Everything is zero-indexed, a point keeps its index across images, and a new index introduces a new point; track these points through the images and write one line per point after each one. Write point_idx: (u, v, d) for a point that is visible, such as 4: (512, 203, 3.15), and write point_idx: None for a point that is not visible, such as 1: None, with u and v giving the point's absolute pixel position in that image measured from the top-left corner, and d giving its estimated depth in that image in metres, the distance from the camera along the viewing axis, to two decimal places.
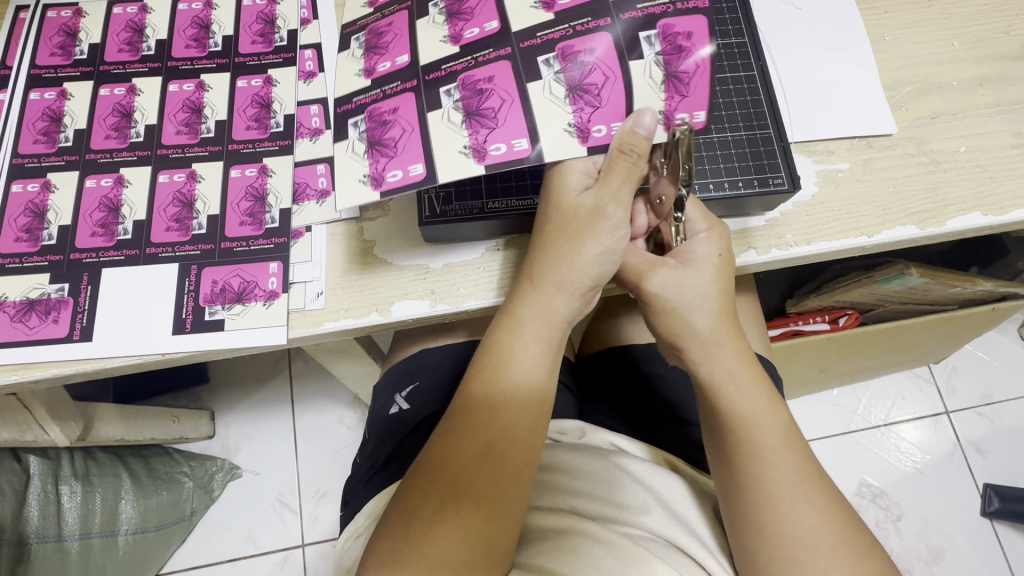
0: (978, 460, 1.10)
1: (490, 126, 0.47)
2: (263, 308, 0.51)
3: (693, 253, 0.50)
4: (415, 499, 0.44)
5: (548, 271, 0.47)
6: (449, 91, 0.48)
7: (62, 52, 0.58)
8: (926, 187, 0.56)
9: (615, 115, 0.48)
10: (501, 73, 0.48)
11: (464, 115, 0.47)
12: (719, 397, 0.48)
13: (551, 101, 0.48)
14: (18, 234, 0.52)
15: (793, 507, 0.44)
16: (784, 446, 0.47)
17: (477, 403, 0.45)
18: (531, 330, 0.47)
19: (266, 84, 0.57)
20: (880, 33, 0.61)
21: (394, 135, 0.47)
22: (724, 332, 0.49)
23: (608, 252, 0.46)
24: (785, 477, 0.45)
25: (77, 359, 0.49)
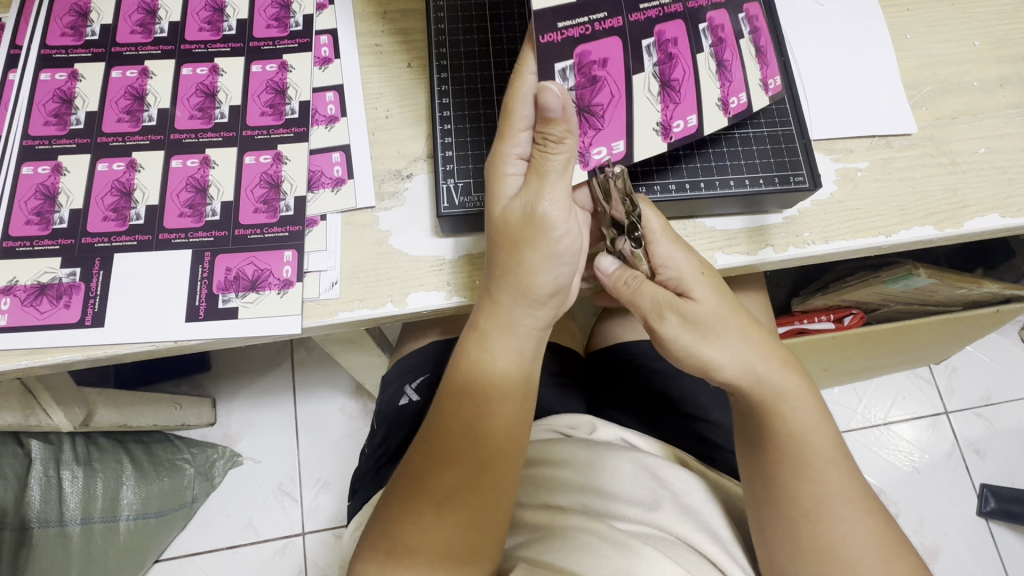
0: (976, 461, 1.11)
1: (675, 100, 0.48)
2: (278, 297, 0.50)
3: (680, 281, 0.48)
4: (394, 513, 0.44)
5: (505, 282, 0.44)
6: (650, 47, 0.46)
7: (73, 32, 0.57)
8: (945, 187, 0.55)
9: (741, 88, 0.49)
10: (682, 27, 0.47)
11: (661, 85, 0.47)
12: (767, 415, 0.48)
13: (649, 100, 0.47)
14: (29, 217, 0.52)
15: (837, 523, 0.45)
16: (830, 464, 0.46)
17: (449, 418, 0.44)
18: (499, 342, 0.45)
19: (281, 70, 0.56)
20: (902, 32, 0.60)
21: (602, 102, 0.46)
22: (760, 354, 0.48)
23: (556, 255, 0.44)
24: (834, 496, 0.45)
25: (88, 344, 0.49)
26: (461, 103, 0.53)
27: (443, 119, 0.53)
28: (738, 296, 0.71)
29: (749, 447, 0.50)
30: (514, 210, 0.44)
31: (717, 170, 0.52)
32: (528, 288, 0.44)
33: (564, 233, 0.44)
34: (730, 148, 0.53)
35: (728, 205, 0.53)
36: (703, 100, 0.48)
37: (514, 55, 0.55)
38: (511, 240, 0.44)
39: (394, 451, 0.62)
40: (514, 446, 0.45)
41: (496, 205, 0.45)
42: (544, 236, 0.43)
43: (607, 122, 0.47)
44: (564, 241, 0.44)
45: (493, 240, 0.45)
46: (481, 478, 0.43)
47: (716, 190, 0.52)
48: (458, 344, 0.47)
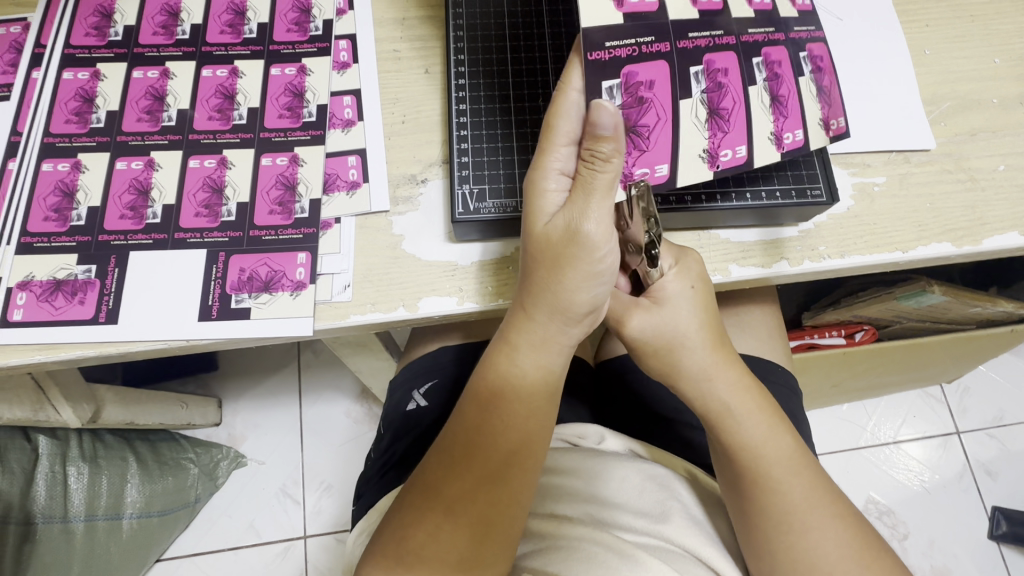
0: (988, 483, 1.09)
1: (723, 129, 0.47)
2: (290, 298, 0.50)
3: (665, 292, 0.48)
4: (406, 519, 0.43)
5: (540, 297, 0.43)
6: (698, 74, 0.47)
7: (97, 32, 0.58)
8: (963, 204, 0.55)
9: (797, 123, 0.48)
10: (732, 59, 0.47)
11: (709, 112, 0.47)
12: (728, 425, 0.48)
13: (695, 125, 0.47)
14: (48, 214, 0.52)
15: (805, 533, 0.44)
16: (795, 471, 0.46)
17: (473, 429, 0.44)
18: (530, 356, 0.45)
19: (300, 73, 0.57)
20: (921, 47, 0.60)
21: (648, 123, 0.46)
22: (712, 365, 0.48)
23: (597, 275, 0.42)
24: (797, 505, 0.45)
25: (101, 341, 0.49)
26: (477, 109, 0.53)
27: (460, 125, 0.53)
28: (750, 309, 0.70)
29: (714, 458, 0.50)
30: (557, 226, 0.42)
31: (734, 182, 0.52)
32: (564, 308, 0.43)
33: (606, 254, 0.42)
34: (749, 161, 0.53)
35: (743, 217, 0.53)
36: (753, 132, 0.47)
37: (531, 63, 0.55)
38: (547, 256, 0.42)
39: (400, 456, 0.61)
40: (536, 459, 0.45)
41: (538, 223, 0.43)
42: (585, 257, 0.41)
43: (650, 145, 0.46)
44: (606, 262, 0.42)
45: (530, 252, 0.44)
46: (500, 491, 0.43)
47: (732, 201, 0.51)
48: (487, 350, 0.46)
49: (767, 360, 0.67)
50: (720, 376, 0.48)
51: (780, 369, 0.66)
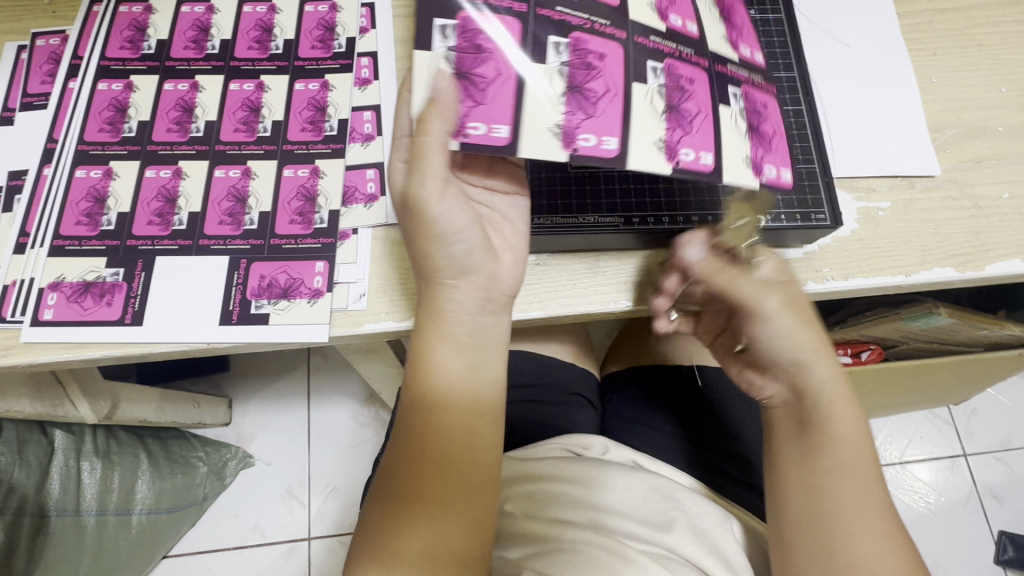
0: (994, 507, 1.08)
1: (685, 129, 0.47)
2: (308, 305, 0.52)
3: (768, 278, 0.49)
4: (384, 510, 0.44)
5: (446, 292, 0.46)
6: (656, 70, 0.47)
7: (131, 46, 0.61)
8: (968, 230, 0.56)
9: (783, 163, 0.51)
10: (701, 77, 0.48)
11: (667, 104, 0.46)
12: (818, 420, 0.46)
13: (650, 110, 0.46)
14: (79, 218, 0.54)
15: (859, 545, 0.42)
16: (869, 481, 0.44)
17: (427, 417, 0.45)
18: (449, 346, 0.46)
19: (323, 89, 0.59)
20: (928, 75, 0.61)
21: (597, 89, 0.45)
22: (814, 344, 0.47)
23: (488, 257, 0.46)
24: (861, 518, 0.43)
25: (126, 342, 0.51)
26: None
27: None
28: None
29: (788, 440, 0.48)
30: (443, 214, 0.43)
31: None
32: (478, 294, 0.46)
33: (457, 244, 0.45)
34: None
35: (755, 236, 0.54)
36: (717, 144, 0.47)
37: None
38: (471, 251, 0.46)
39: None
40: (483, 439, 0.46)
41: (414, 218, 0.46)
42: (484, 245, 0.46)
43: (602, 108, 0.44)
44: (461, 249, 0.45)
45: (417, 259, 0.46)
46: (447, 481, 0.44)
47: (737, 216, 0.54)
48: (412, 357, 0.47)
49: None
50: (815, 371, 0.47)
51: None
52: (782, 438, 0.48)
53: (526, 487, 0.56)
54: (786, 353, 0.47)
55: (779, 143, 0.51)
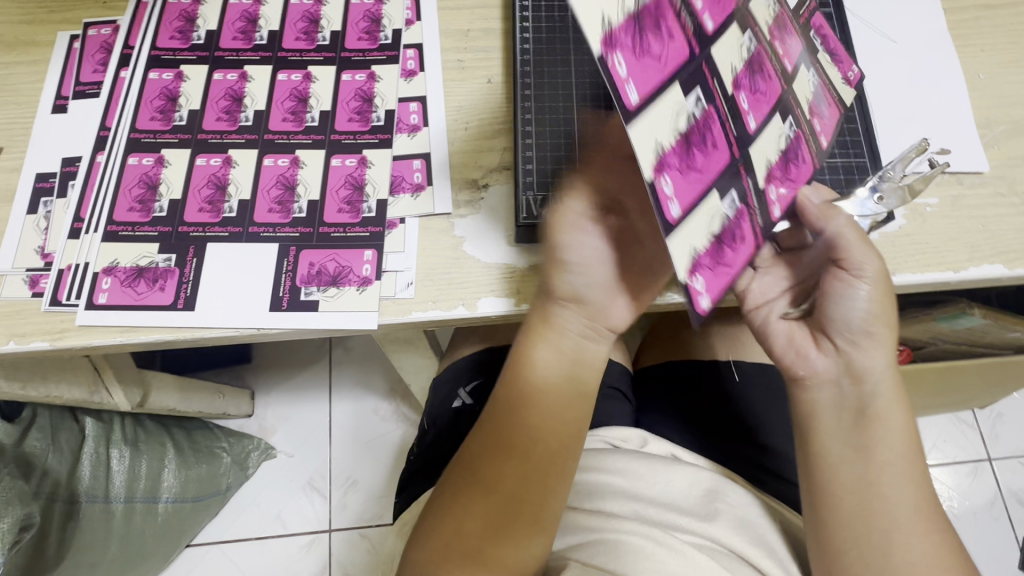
0: (1019, 512, 1.08)
1: (753, 96, 0.44)
2: (356, 293, 0.53)
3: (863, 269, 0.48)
4: (452, 493, 0.48)
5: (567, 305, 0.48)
6: (751, 38, 0.44)
7: (181, 36, 0.61)
8: (1016, 228, 0.55)
9: (802, 175, 0.50)
10: (775, 82, 0.46)
11: (747, 62, 0.43)
12: (868, 412, 0.47)
13: (734, 58, 0.42)
14: (132, 205, 0.55)
15: (907, 539, 0.44)
16: (905, 474, 0.46)
17: (497, 419, 0.49)
18: (554, 356, 0.49)
19: (369, 80, 0.60)
20: (974, 71, 0.61)
21: (705, 19, 0.39)
22: (876, 333, 0.48)
23: (578, 265, 0.47)
24: (902, 512, 0.44)
25: (179, 326, 0.52)
26: (546, 117, 0.56)
27: (525, 135, 0.56)
28: None
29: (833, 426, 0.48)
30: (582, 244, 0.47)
31: None
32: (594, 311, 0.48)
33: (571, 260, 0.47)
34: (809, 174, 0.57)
35: None
36: (767, 126, 0.45)
37: (594, 79, 0.57)
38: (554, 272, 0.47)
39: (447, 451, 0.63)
40: (569, 453, 0.49)
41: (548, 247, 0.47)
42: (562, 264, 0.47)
43: (693, 69, 0.39)
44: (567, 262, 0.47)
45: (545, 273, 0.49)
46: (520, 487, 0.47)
47: None
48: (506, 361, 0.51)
49: None
50: (865, 355, 0.48)
51: None
52: (825, 427, 0.48)
53: None
54: (857, 325, 0.47)
55: (803, 170, 0.50)
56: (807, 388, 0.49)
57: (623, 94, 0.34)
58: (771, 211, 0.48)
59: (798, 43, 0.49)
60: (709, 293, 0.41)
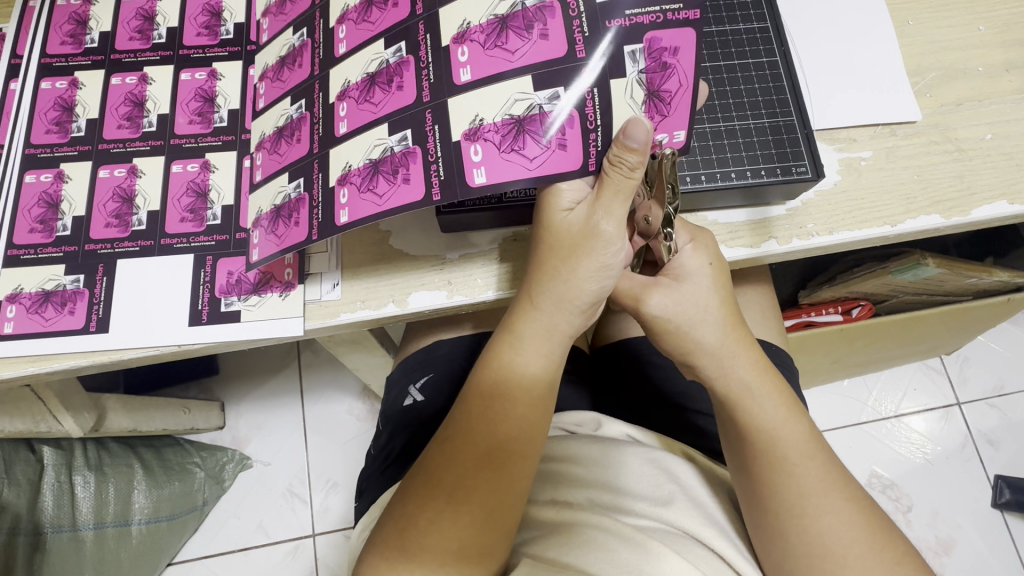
0: (990, 452, 1.09)
1: (368, 102, 0.46)
2: (280, 299, 0.51)
3: (683, 267, 0.48)
4: (412, 506, 0.43)
5: (548, 286, 0.45)
6: (394, 53, 0.46)
7: (73, 40, 0.57)
8: (952, 174, 0.54)
9: (570, 163, 0.42)
10: (551, 47, 0.42)
11: (376, 72, 0.46)
12: (736, 411, 0.48)
13: (364, 64, 0.47)
14: (33, 225, 0.52)
15: (817, 517, 0.44)
16: (807, 455, 0.46)
17: (480, 409, 0.45)
18: (533, 347, 0.46)
19: (211, 77, 0.56)
20: (904, 18, 0.59)
21: (374, 93, 0.46)
22: (731, 344, 0.49)
23: (607, 266, 0.44)
24: (810, 490, 0.45)
25: (93, 350, 0.49)
26: None
27: None
28: (743, 289, 0.70)
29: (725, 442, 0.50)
30: (575, 218, 0.44)
31: (718, 164, 0.52)
32: (573, 297, 0.45)
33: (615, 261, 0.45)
34: (730, 141, 0.52)
35: (730, 197, 0.52)
36: (360, 129, 0.46)
37: None
38: (565, 249, 0.44)
39: (398, 452, 0.61)
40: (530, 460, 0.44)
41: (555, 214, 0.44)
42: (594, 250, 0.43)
43: (411, 115, 0.45)
44: (617, 257, 0.45)
45: (544, 244, 0.45)
46: (508, 481, 0.43)
47: (717, 182, 0.51)
48: (489, 347, 0.48)
49: (765, 340, 0.66)
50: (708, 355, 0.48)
51: (776, 350, 0.66)
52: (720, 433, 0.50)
53: None
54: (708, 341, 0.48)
55: (561, 158, 0.42)
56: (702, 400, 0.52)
57: (333, 126, 0.47)
58: (486, 160, 0.42)
59: (532, 52, 0.42)
60: (485, 170, 0.42)
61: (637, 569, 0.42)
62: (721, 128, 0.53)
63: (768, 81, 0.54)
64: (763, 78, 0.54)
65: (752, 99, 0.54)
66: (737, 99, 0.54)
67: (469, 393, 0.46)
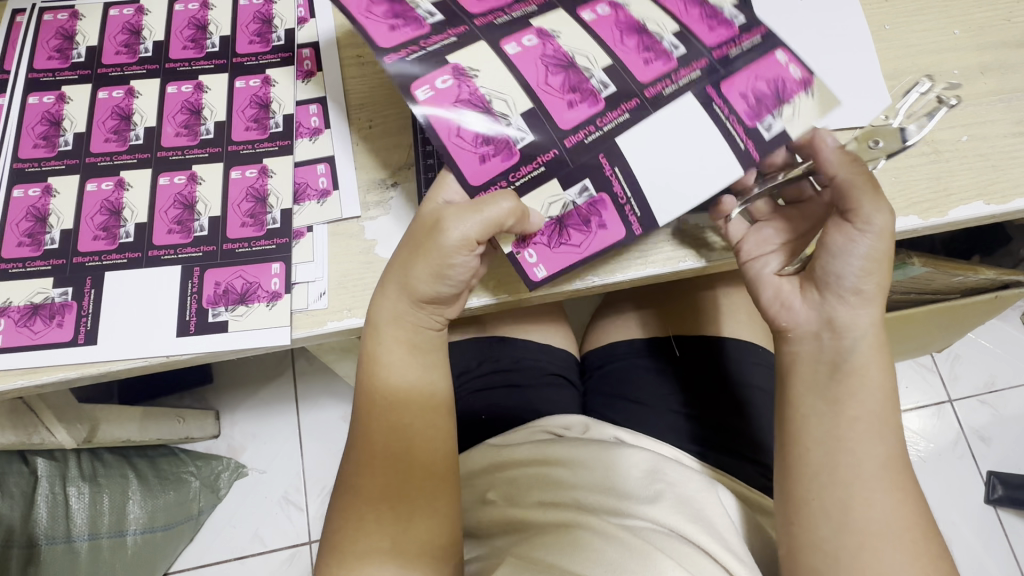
0: (981, 448, 1.10)
1: None
2: (267, 309, 0.51)
3: (861, 224, 0.44)
4: (343, 520, 0.46)
5: (399, 287, 0.46)
6: None
7: (60, 55, 0.58)
8: (930, 176, 0.55)
9: (383, 40, 0.46)
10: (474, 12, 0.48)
11: None
12: (845, 366, 0.45)
13: None
14: (21, 239, 0.52)
15: (872, 493, 0.43)
16: (884, 437, 0.44)
17: (375, 406, 0.47)
18: (397, 341, 0.47)
19: (264, 85, 0.57)
20: (881, 23, 0.60)
21: None
22: (869, 305, 0.45)
23: (443, 274, 0.45)
24: (867, 471, 0.43)
25: (82, 362, 0.49)
26: None
27: (425, 141, 0.56)
28: (728, 292, 0.70)
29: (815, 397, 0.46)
30: (427, 220, 0.46)
31: None
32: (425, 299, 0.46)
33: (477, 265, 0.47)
34: None
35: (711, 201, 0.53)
36: None
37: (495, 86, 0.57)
38: (417, 253, 0.45)
39: None
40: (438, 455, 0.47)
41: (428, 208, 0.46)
42: (437, 257, 0.44)
43: None
44: (454, 265, 0.44)
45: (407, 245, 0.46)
46: (417, 479, 0.46)
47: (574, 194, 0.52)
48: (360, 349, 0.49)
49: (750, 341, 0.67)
50: (848, 311, 0.45)
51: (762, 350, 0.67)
52: (800, 382, 0.47)
53: (504, 474, 0.55)
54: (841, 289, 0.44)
55: (382, 31, 0.46)
56: (790, 341, 0.48)
57: None
58: None
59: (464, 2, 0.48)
60: None
61: (624, 568, 0.43)
62: None
63: None
64: None
65: None
66: None
67: (361, 401, 0.48)
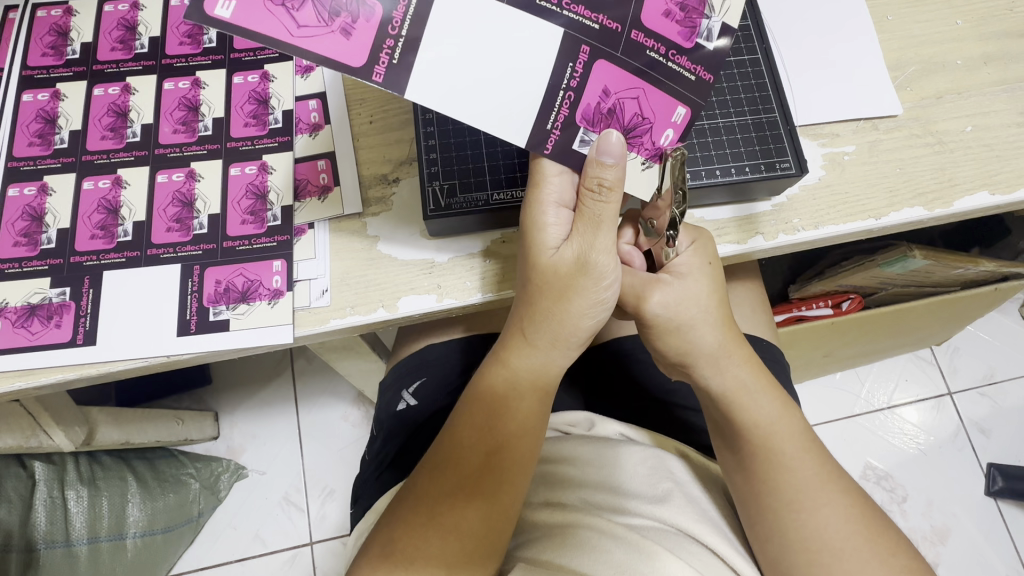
0: (981, 441, 1.11)
1: None
2: (269, 307, 0.50)
3: (687, 268, 0.49)
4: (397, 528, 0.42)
5: (542, 325, 0.45)
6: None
7: (54, 52, 0.57)
8: (934, 167, 0.55)
9: None
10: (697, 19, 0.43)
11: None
12: (732, 409, 0.48)
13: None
14: (17, 238, 0.52)
15: (816, 510, 0.44)
16: (802, 451, 0.47)
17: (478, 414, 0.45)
18: (529, 368, 0.46)
19: (263, 80, 0.56)
20: (883, 13, 0.60)
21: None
22: (727, 343, 0.49)
23: (603, 301, 0.45)
24: (806, 484, 0.45)
25: (81, 363, 0.49)
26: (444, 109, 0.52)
27: (427, 135, 0.51)
28: (731, 286, 0.70)
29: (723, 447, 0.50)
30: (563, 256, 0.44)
31: (703, 162, 0.52)
32: (570, 328, 0.46)
33: (610, 283, 0.45)
34: (714, 138, 0.53)
35: (716, 194, 0.52)
36: None
37: None
38: (549, 284, 0.44)
39: (394, 455, 0.61)
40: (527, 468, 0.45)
41: (545, 255, 0.44)
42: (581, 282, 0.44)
43: None
44: (611, 291, 0.45)
45: (533, 284, 0.45)
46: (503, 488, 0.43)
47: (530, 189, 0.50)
48: (482, 367, 0.48)
49: (755, 335, 0.67)
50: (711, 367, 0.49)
51: (766, 343, 0.66)
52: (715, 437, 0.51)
53: None
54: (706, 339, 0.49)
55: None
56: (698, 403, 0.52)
57: None
58: None
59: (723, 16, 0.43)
60: None
61: (631, 567, 0.42)
62: (704, 126, 0.53)
63: (748, 79, 0.54)
64: (748, 77, 0.54)
65: (734, 97, 0.54)
66: (718, 97, 0.54)
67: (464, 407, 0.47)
